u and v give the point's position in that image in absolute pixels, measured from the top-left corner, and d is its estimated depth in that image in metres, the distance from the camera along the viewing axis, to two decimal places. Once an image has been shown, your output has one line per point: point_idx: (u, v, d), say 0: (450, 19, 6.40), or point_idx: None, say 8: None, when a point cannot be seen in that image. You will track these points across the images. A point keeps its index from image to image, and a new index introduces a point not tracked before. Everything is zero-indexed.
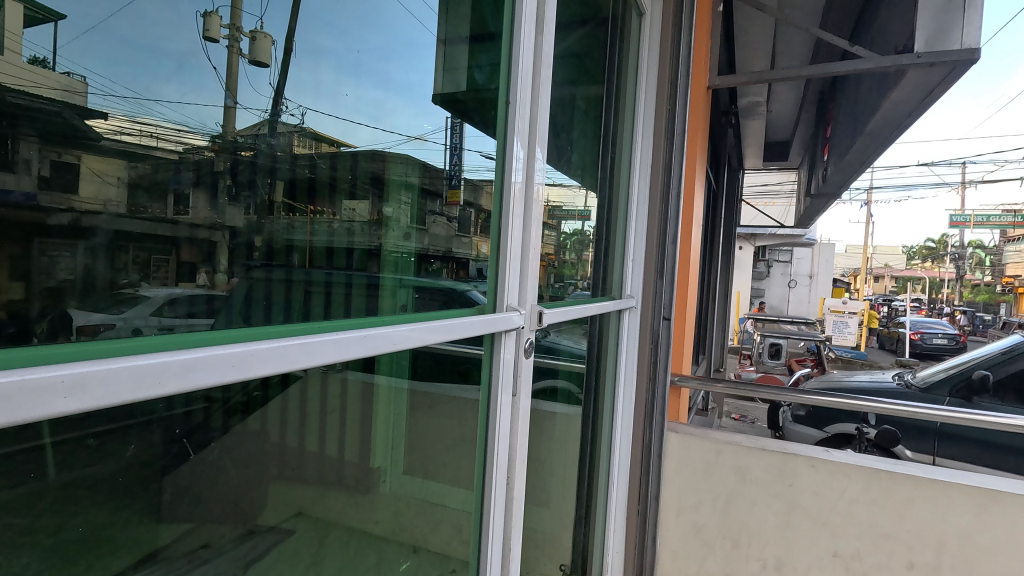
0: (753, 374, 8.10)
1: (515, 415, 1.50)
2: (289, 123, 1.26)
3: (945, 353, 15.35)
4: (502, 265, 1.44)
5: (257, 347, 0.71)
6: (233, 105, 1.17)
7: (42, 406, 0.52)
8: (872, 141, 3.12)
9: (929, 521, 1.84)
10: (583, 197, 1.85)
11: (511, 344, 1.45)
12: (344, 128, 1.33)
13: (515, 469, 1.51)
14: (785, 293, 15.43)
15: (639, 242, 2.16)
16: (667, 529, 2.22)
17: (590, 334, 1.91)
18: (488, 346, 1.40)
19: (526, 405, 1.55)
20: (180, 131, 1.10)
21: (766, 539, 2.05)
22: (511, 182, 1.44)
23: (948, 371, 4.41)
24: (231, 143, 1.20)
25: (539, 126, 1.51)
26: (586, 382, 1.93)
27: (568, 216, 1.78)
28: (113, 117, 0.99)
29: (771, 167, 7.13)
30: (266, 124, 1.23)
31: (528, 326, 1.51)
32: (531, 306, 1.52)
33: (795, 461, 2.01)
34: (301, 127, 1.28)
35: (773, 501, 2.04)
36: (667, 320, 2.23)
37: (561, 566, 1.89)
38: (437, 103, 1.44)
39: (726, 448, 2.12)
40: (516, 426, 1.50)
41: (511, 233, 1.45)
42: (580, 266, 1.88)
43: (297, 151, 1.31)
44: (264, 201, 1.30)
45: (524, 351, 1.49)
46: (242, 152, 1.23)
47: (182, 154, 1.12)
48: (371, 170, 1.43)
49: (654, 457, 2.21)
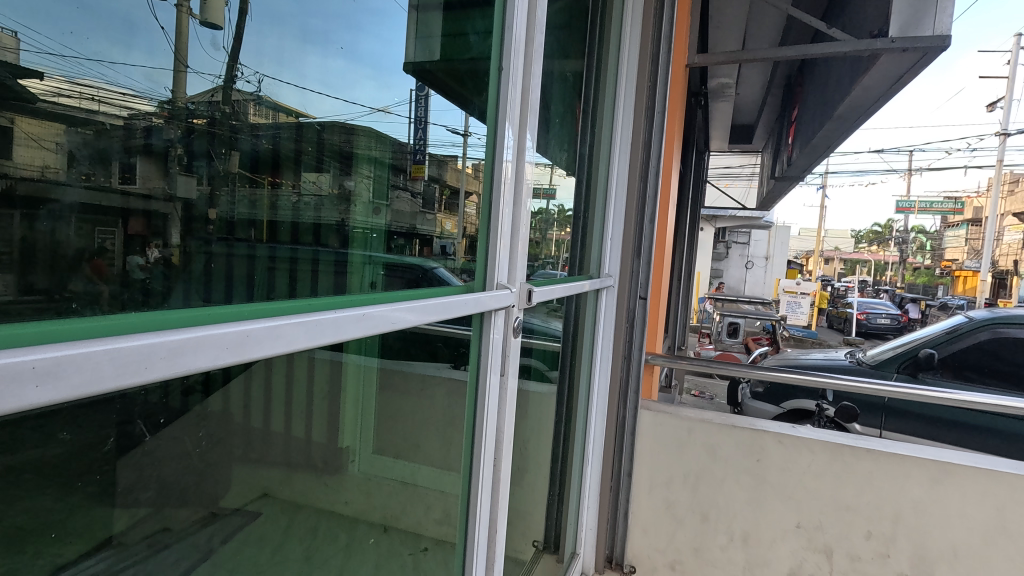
0: (712, 352, 8.34)
1: (503, 397, 1.45)
2: (246, 90, 1.46)
3: (888, 333, 16.24)
4: (489, 249, 1.26)
5: (253, 326, 0.66)
6: (183, 69, 1.33)
7: (12, 398, 0.45)
8: (837, 126, 3.18)
9: (887, 493, 1.93)
10: (549, 172, 1.71)
11: (500, 323, 1.36)
12: (301, 98, 1.52)
13: (503, 451, 1.45)
14: (742, 274, 15.89)
15: (617, 220, 2.15)
16: (638, 506, 2.24)
17: (566, 315, 1.90)
18: (477, 327, 1.30)
19: (513, 386, 1.50)
20: (127, 96, 1.29)
21: (733, 514, 2.10)
22: (500, 165, 1.24)
23: (896, 350, 4.61)
24: (179, 108, 1.41)
25: (529, 106, 1.36)
26: (561, 361, 1.92)
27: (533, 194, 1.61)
28: (50, 78, 1.12)
29: (735, 150, 7.24)
30: (219, 91, 1.42)
31: (517, 304, 1.45)
32: (522, 283, 1.47)
33: (764, 437, 2.06)
34: (256, 94, 1.48)
35: (741, 477, 2.09)
36: (644, 300, 2.22)
37: (534, 542, 1.91)
38: (406, 71, 1.40)
39: (698, 426, 2.15)
40: (505, 410, 1.45)
41: (504, 203, 1.27)
42: (543, 245, 1.73)
43: (254, 120, 1.54)
44: (223, 172, 1.62)
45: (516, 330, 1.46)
46: (194, 120, 1.46)
47: (128, 118, 1.33)
48: (337, 145, 1.58)
49: (627, 434, 2.23)
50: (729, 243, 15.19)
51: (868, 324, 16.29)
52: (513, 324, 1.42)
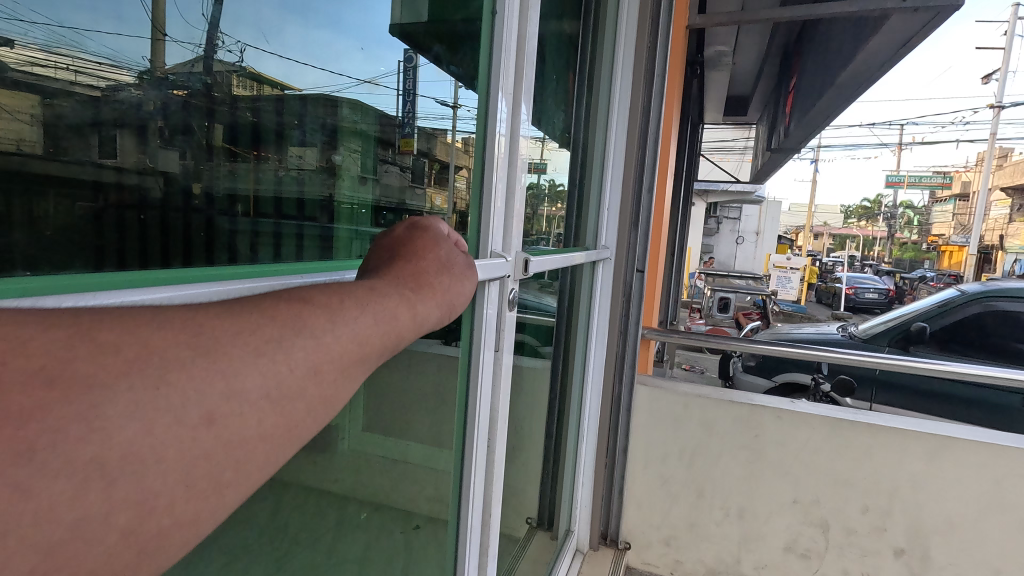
0: (703, 326, 8.35)
1: (496, 375, 1.43)
2: (225, 63, 0.82)
3: (875, 307, 16.39)
4: (482, 213, 1.29)
5: (202, 290, 0.62)
6: (158, 39, 0.75)
7: None
8: (839, 93, 3.09)
9: (884, 468, 1.91)
10: (540, 148, 1.57)
11: (494, 293, 1.35)
12: (287, 67, 0.88)
13: (495, 427, 1.46)
14: (733, 249, 15.89)
15: (614, 190, 2.07)
16: (633, 482, 2.21)
17: (561, 290, 1.83)
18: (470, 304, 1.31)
19: (509, 356, 1.49)
20: (98, 62, 0.70)
21: (728, 489, 2.08)
22: (494, 135, 1.27)
23: (887, 324, 4.61)
24: (160, 80, 0.76)
25: (523, 78, 1.35)
26: (554, 337, 1.86)
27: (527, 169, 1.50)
28: (21, 46, 0.64)
29: (729, 123, 7.13)
30: (202, 63, 0.79)
31: (512, 275, 1.41)
32: (518, 253, 1.42)
33: (762, 413, 2.03)
34: (240, 67, 0.83)
35: (738, 452, 2.07)
36: (641, 274, 2.14)
37: (528, 518, 1.87)
38: (394, 33, 1.08)
39: (694, 401, 2.12)
40: (498, 387, 1.44)
41: (499, 166, 1.32)
42: (534, 221, 1.61)
43: (237, 95, 0.85)
44: (202, 142, 0.81)
45: (511, 305, 1.42)
46: (176, 93, 0.78)
47: (105, 95, 0.71)
48: (322, 119, 0.99)
49: (623, 410, 2.16)
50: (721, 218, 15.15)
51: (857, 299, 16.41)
52: (505, 300, 1.40)
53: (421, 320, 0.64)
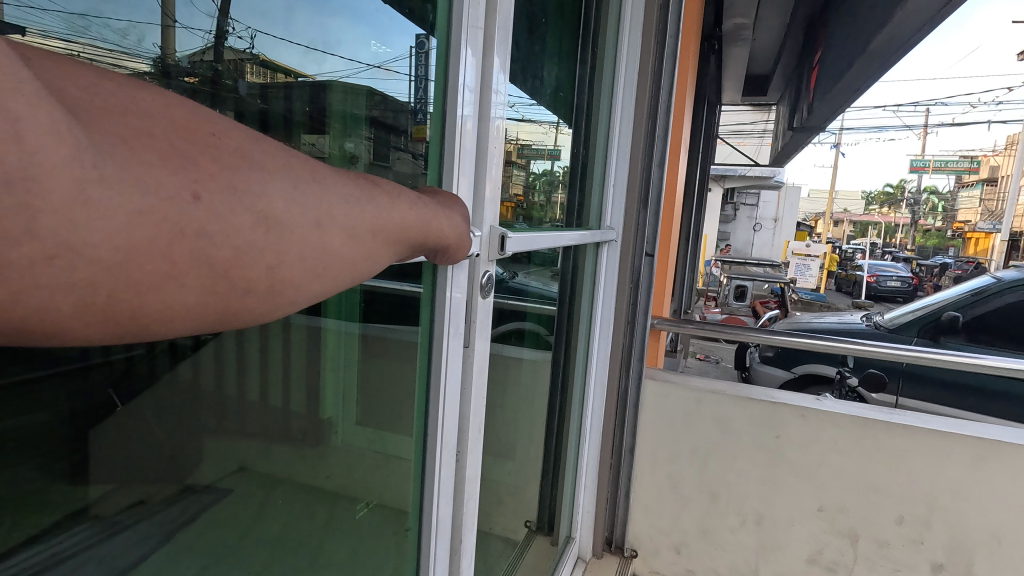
0: (719, 315, 8.11)
1: (467, 371, 1.17)
2: (235, 49, 1.03)
3: (898, 295, 15.94)
4: (444, 172, 0.99)
5: None
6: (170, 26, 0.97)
7: None
8: (871, 62, 2.84)
9: (922, 474, 1.73)
10: (552, 133, 1.50)
11: (461, 270, 1.07)
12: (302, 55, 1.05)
13: (465, 441, 1.18)
14: (750, 236, 15.52)
15: (621, 164, 1.85)
16: (641, 484, 2.05)
17: (562, 273, 1.65)
18: (428, 282, 1.05)
19: (484, 349, 1.22)
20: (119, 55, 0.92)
21: (745, 494, 1.92)
22: (457, 102, 0.97)
23: (915, 313, 4.37)
24: (175, 66, 0.99)
25: (496, 15, 1.03)
26: (555, 326, 1.69)
27: (538, 155, 1.43)
28: (40, 31, 0.85)
29: (748, 103, 6.83)
30: (211, 53, 1.02)
31: (484, 254, 1.12)
32: (491, 226, 1.12)
33: (784, 411, 1.86)
34: (252, 53, 1.04)
35: (756, 454, 1.89)
36: (651, 258, 1.94)
37: (527, 522, 1.73)
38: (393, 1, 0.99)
39: (708, 397, 1.95)
40: (470, 386, 1.19)
41: (471, 116, 1.02)
42: (549, 209, 1.54)
43: (250, 83, 1.06)
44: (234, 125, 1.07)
45: (485, 289, 1.15)
46: (192, 80, 1.01)
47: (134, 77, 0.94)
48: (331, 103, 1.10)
49: (630, 405, 2.01)
50: (738, 204, 14.79)
51: (879, 288, 15.96)
52: (475, 281, 1.12)
53: (446, 233, 0.76)
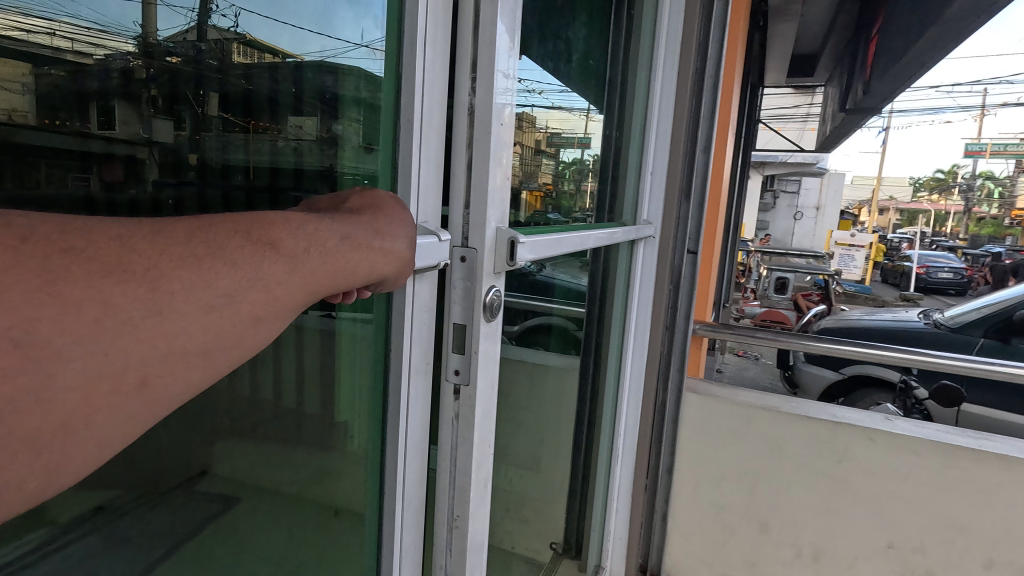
0: (756, 309, 7.73)
1: (461, 419, 0.90)
2: (213, 27, 0.64)
3: (949, 287, 15.10)
4: (397, 171, 0.79)
5: None
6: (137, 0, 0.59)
7: None
8: (943, 31, 2.53)
9: (1013, 511, 1.51)
10: (583, 118, 1.31)
11: (424, 289, 0.85)
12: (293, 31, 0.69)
13: (454, 507, 0.92)
14: (790, 225, 14.87)
15: (659, 149, 1.62)
16: (679, 507, 1.86)
17: (591, 270, 1.45)
18: (381, 312, 0.83)
19: (488, 384, 0.93)
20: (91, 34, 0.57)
21: (799, 525, 1.71)
22: (415, 73, 0.77)
23: (981, 310, 3.99)
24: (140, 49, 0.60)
25: None
26: (586, 330, 1.51)
27: (567, 143, 1.26)
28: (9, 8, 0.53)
29: (789, 84, 6.40)
30: (187, 32, 0.63)
31: (491, 270, 0.88)
32: (498, 229, 0.89)
33: (848, 433, 1.64)
34: (231, 28, 0.65)
35: (814, 481, 1.69)
36: (693, 256, 1.72)
37: (553, 544, 1.56)
38: None
39: (758, 414, 1.74)
40: (463, 437, 0.91)
41: (431, 97, 0.81)
42: (578, 199, 1.35)
43: (230, 63, 0.66)
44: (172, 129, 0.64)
45: (484, 310, 0.88)
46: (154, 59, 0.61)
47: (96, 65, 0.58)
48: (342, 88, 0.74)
49: (667, 421, 1.80)
50: (779, 192, 14.17)
51: (928, 279, 15.15)
52: (463, 303, 0.88)
53: (385, 238, 0.60)
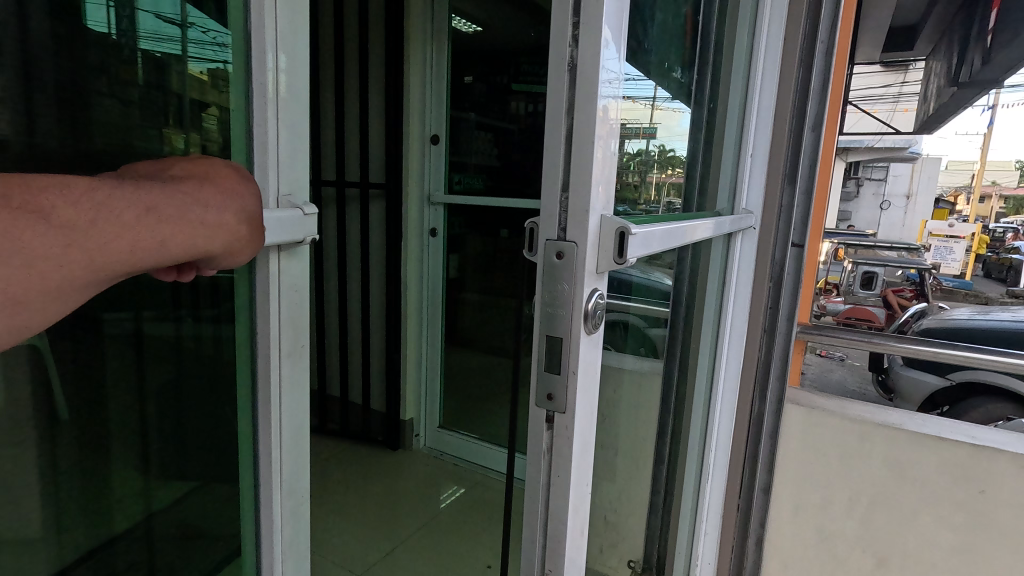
0: (840, 305, 7.12)
1: (555, 467, 0.65)
2: None
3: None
4: (253, 136, 0.62)
5: None
6: None
7: None
8: None
9: None
10: (650, 105, 0.93)
11: (296, 270, 0.67)
12: None
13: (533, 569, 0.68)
14: (876, 215, 13.69)
15: (763, 122, 1.41)
16: (779, 532, 1.68)
17: (684, 271, 1.29)
18: (244, 292, 0.65)
19: (588, 409, 0.66)
20: None
21: (932, 562, 1.51)
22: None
23: None
24: None
25: None
26: (671, 331, 1.32)
27: (634, 128, 0.86)
28: None
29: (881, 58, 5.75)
30: None
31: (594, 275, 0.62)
32: (601, 218, 0.61)
33: (996, 461, 1.41)
34: None
35: (951, 513, 1.47)
36: (800, 249, 1.52)
37: (630, 561, 1.33)
38: None
39: (879, 434, 1.53)
40: (552, 479, 0.65)
41: (292, 43, 0.63)
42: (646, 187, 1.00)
43: None
44: None
45: (587, 321, 0.61)
46: None
47: None
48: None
49: (766, 438, 1.61)
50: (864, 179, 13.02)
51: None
52: (553, 309, 0.61)
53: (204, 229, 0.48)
